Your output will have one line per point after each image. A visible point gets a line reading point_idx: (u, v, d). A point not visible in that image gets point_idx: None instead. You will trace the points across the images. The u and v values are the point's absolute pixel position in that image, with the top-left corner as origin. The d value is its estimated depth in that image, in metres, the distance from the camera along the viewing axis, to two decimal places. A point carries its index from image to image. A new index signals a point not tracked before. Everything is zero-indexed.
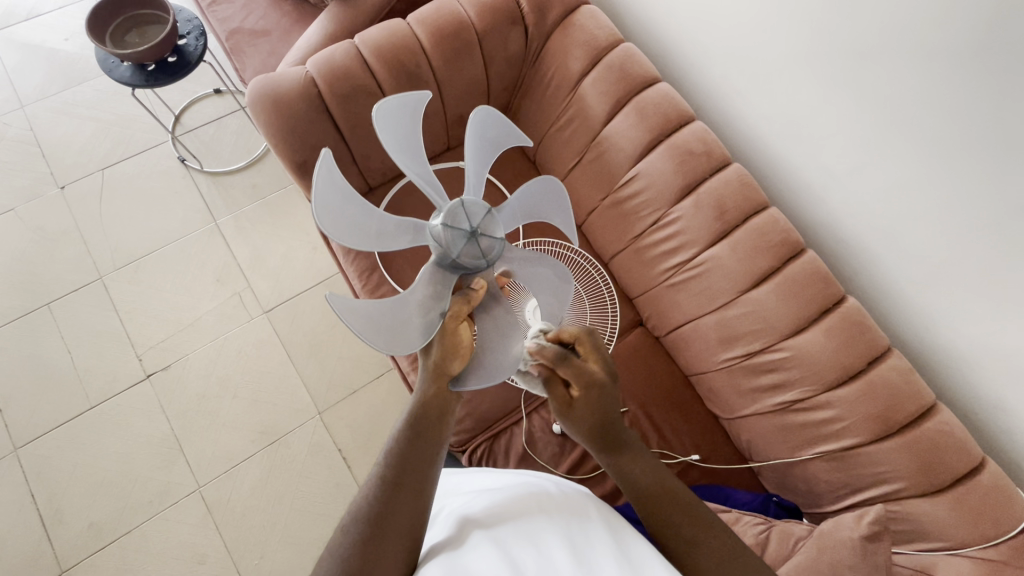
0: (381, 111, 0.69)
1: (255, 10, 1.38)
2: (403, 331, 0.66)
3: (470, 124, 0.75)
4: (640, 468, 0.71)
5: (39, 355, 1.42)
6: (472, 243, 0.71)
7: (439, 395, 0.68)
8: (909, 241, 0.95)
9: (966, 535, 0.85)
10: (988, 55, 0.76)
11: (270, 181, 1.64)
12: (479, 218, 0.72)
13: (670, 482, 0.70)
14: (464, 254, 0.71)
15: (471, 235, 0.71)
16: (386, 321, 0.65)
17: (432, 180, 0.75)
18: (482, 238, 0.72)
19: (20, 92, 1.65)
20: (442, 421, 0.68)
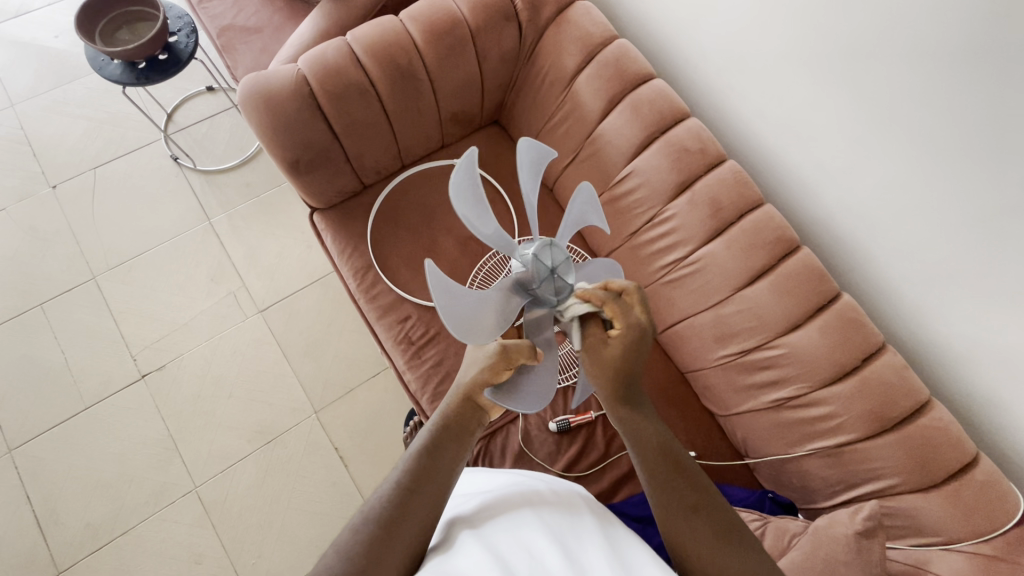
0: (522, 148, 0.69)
1: (247, 6, 1.37)
2: (479, 328, 0.67)
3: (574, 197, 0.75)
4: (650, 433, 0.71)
5: (32, 355, 1.41)
6: (558, 283, 0.72)
7: (462, 417, 0.72)
8: (904, 238, 0.95)
9: (959, 530, 0.86)
10: (979, 53, 0.76)
11: (263, 179, 1.63)
12: (560, 259, 0.73)
13: (675, 448, 0.71)
14: (542, 289, 0.72)
15: (553, 272, 0.72)
16: (467, 316, 0.66)
17: (536, 205, 0.73)
18: (562, 278, 0.73)
19: (10, 90, 1.63)
20: (467, 443, 0.71)
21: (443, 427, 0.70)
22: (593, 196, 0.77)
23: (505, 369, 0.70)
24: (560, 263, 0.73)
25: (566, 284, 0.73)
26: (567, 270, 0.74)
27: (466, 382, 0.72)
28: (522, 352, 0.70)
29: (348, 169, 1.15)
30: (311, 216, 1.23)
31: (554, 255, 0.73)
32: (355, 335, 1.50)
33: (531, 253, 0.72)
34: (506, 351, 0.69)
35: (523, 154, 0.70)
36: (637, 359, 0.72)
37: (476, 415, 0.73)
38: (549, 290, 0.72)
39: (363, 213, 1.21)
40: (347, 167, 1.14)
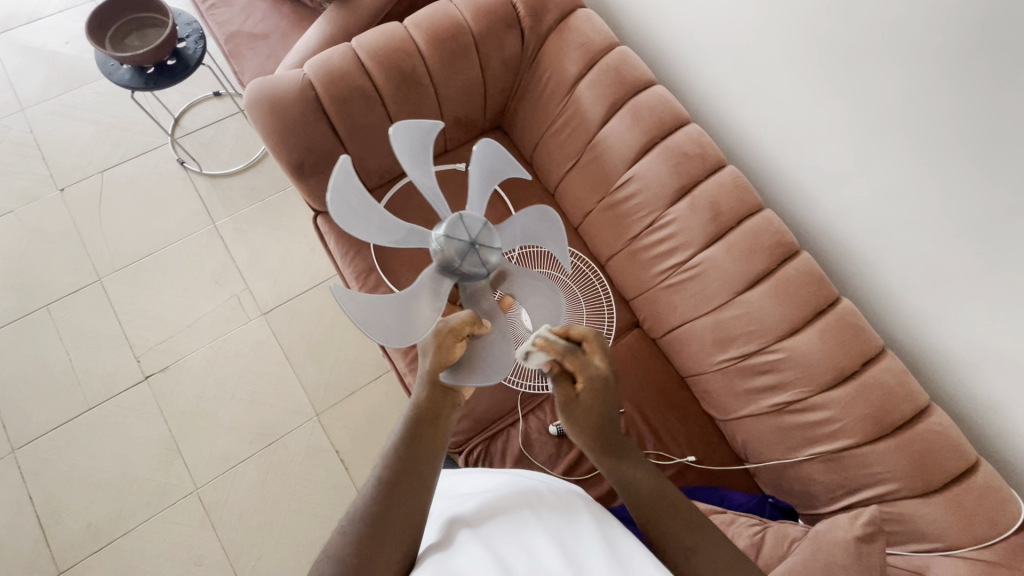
0: (396, 132, 0.70)
1: (255, 13, 1.39)
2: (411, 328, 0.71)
3: (474, 157, 0.77)
4: (639, 474, 0.72)
5: (37, 356, 1.42)
6: (480, 254, 0.72)
7: (432, 401, 0.72)
8: (903, 243, 0.96)
9: (960, 536, 0.85)
10: (972, 60, 0.78)
11: (268, 183, 1.64)
12: (477, 229, 0.73)
13: (667, 488, 0.71)
14: (465, 264, 0.72)
15: (473, 247, 0.72)
16: (394, 324, 0.69)
17: (436, 188, 0.76)
18: (483, 249, 0.72)
19: (21, 94, 1.66)
20: (442, 427, 0.72)
21: (416, 415, 0.71)
22: (498, 145, 0.78)
23: (456, 344, 0.71)
24: (479, 234, 0.73)
25: (487, 254, 0.73)
26: (487, 237, 0.73)
27: (427, 369, 0.71)
28: (466, 322, 0.71)
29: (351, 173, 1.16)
30: (315, 219, 1.24)
31: (466, 229, 0.72)
32: (357, 338, 1.51)
33: (442, 239, 0.72)
34: (450, 329, 0.70)
35: (399, 140, 0.71)
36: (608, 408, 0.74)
37: (447, 399, 0.73)
38: (471, 265, 0.72)
39: None
40: None
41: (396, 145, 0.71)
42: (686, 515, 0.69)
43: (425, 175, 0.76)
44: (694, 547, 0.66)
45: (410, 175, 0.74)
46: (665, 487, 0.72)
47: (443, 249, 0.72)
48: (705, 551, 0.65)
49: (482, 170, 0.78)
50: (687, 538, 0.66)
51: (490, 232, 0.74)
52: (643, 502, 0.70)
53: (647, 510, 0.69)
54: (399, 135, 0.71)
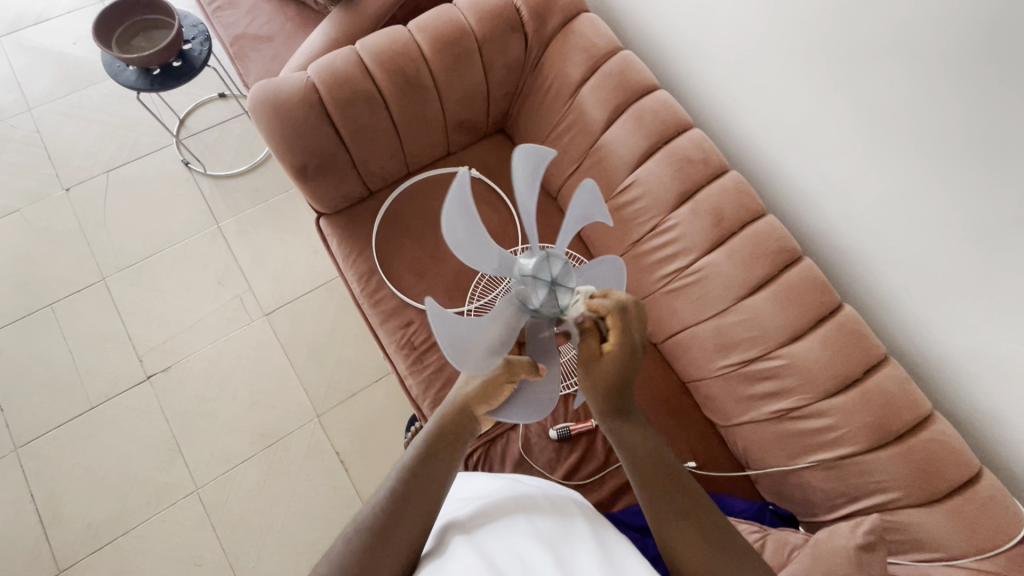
0: (521, 155, 0.63)
1: (260, 16, 1.40)
2: (477, 357, 0.62)
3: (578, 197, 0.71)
4: (642, 440, 0.71)
5: (41, 354, 1.43)
6: (553, 296, 0.67)
7: (455, 424, 0.72)
8: (906, 251, 0.95)
9: (961, 546, 0.85)
10: (980, 67, 0.77)
11: (271, 185, 1.65)
12: (562, 273, 0.68)
13: (665, 457, 0.71)
14: (543, 306, 0.67)
15: (551, 285, 0.67)
16: (468, 340, 0.61)
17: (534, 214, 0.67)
18: (558, 295, 0.67)
19: (28, 94, 1.67)
20: (460, 451, 0.72)
21: (438, 434, 0.71)
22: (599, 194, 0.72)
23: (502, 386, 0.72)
24: (564, 281, 0.68)
25: (560, 301, 0.67)
26: (566, 290, 0.68)
27: (466, 393, 0.73)
28: (524, 368, 0.69)
29: (354, 175, 1.17)
30: (318, 221, 1.24)
31: (554, 266, 0.68)
32: (359, 340, 1.51)
33: (536, 256, 0.68)
34: (509, 366, 0.69)
35: (519, 163, 0.63)
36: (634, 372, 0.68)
37: (468, 427, 0.73)
38: (535, 296, 0.68)
39: (369, 218, 1.23)
40: (353, 173, 1.16)
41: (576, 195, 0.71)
42: (682, 487, 0.69)
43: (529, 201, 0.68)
44: (687, 517, 0.67)
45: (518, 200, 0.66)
46: (663, 455, 0.71)
47: (533, 264, 0.68)
48: (697, 522, 0.67)
49: (598, 273, 0.79)
50: (682, 507, 0.67)
51: (573, 277, 0.69)
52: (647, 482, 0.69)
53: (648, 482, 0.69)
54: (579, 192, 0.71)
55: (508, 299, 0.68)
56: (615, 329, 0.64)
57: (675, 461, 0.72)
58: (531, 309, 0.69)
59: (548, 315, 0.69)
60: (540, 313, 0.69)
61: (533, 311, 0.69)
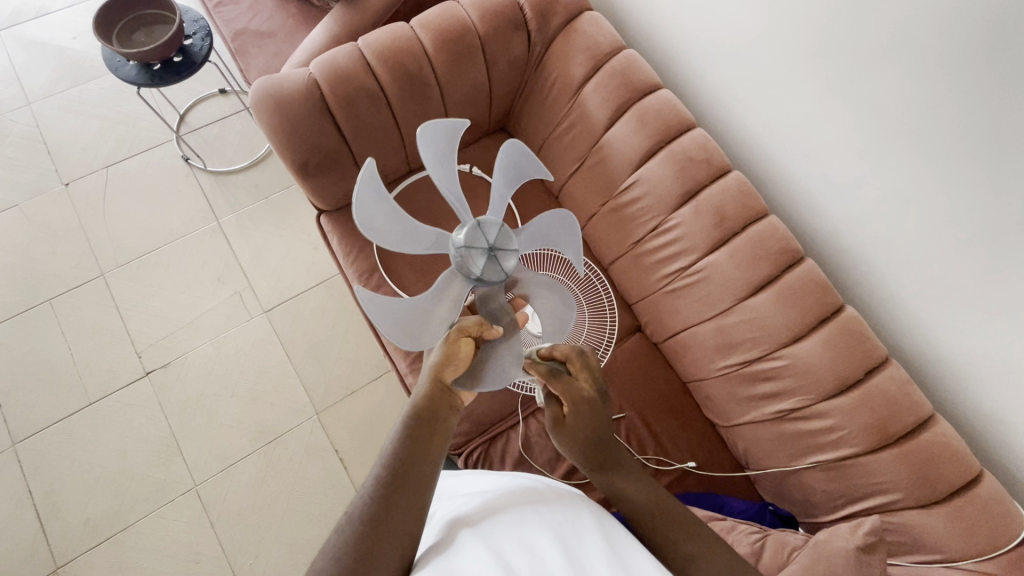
0: (422, 134, 0.74)
1: (261, 11, 1.39)
2: (419, 331, 0.74)
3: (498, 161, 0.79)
4: (633, 486, 0.75)
5: (39, 350, 1.43)
6: (493, 262, 0.72)
7: (432, 400, 0.71)
8: (908, 252, 0.95)
9: (962, 548, 0.85)
10: (985, 69, 0.77)
11: (271, 182, 1.64)
12: (495, 236, 0.73)
13: (660, 499, 0.74)
14: (485, 272, 0.72)
15: (488, 252, 0.72)
16: (405, 320, 0.74)
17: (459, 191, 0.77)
18: (495, 261, 0.73)
19: (27, 89, 1.66)
20: (442, 430, 0.71)
21: (415, 414, 0.70)
22: (526, 149, 0.81)
23: (460, 341, 0.74)
24: (500, 247, 0.73)
25: (500, 266, 0.73)
26: (504, 254, 0.73)
27: (433, 364, 0.73)
28: (475, 325, 0.74)
29: (355, 172, 1.16)
30: (318, 218, 1.24)
31: (489, 233, 0.73)
32: (358, 337, 1.51)
33: (467, 227, 0.73)
34: (461, 326, 0.74)
35: (424, 139, 0.75)
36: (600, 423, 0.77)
37: (447, 400, 0.73)
38: (477, 264, 0.72)
39: None
40: (354, 170, 1.16)
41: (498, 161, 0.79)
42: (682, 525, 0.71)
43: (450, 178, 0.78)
44: (691, 555, 0.67)
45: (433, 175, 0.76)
46: (657, 497, 0.74)
47: (466, 236, 0.73)
48: (703, 559, 0.67)
49: (545, 227, 0.83)
50: (685, 546, 0.68)
51: (512, 241, 0.75)
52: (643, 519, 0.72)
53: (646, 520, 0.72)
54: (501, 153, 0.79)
55: (452, 275, 0.76)
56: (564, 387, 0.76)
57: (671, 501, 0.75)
58: (474, 279, 0.74)
59: (494, 282, 0.74)
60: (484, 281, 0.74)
61: (476, 280, 0.75)
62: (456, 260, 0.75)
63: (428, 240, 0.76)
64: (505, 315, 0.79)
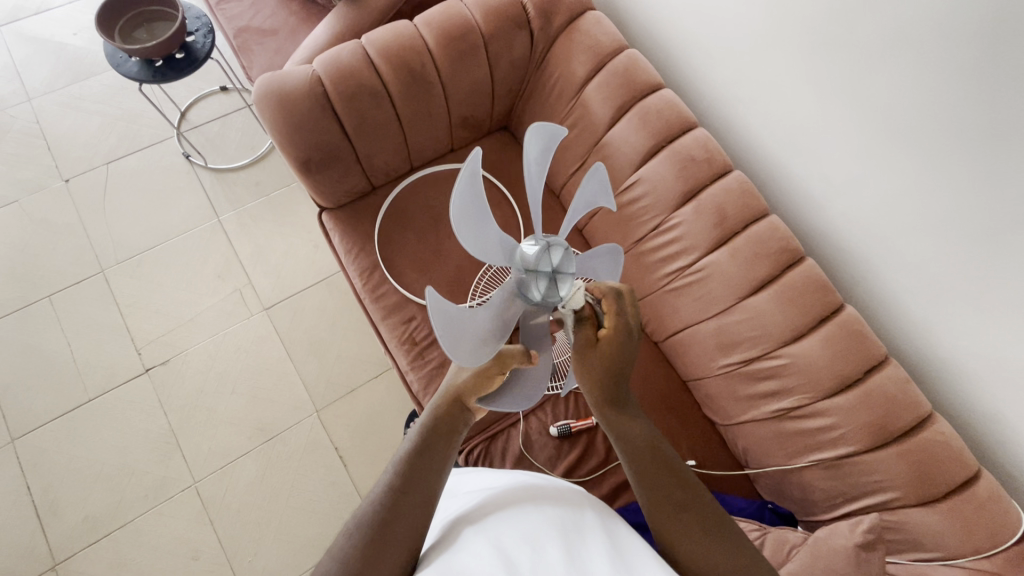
0: (530, 134, 0.63)
1: (264, 8, 1.40)
2: (476, 349, 0.61)
3: (586, 181, 0.71)
4: (636, 430, 0.70)
5: (39, 346, 1.42)
6: (554, 286, 0.68)
7: (449, 414, 0.72)
8: (907, 252, 0.96)
9: (960, 546, 0.86)
10: (985, 70, 0.78)
11: (272, 179, 1.65)
12: (561, 259, 0.69)
13: (662, 447, 0.70)
14: (544, 295, 0.69)
15: (554, 276, 0.68)
16: (466, 334, 0.60)
17: (539, 206, 0.69)
18: (559, 285, 0.69)
19: (28, 85, 1.66)
20: (453, 442, 0.71)
21: (432, 425, 0.71)
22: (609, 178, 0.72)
23: (496, 375, 0.73)
24: (566, 271, 0.69)
25: (561, 290, 0.69)
26: (567, 278, 0.69)
27: (455, 384, 0.74)
28: (517, 357, 0.72)
29: (357, 170, 1.16)
30: (320, 215, 1.24)
31: (556, 256, 0.68)
32: (359, 335, 1.51)
33: (538, 244, 0.68)
34: (500, 356, 0.72)
35: (529, 143, 0.64)
36: (625, 362, 0.70)
37: (463, 415, 0.73)
38: (536, 286, 0.69)
39: (371, 214, 1.23)
40: (357, 168, 1.16)
41: (598, 251, 0.77)
42: (677, 475, 0.68)
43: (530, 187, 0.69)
44: (683, 505, 0.66)
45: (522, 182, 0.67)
46: (659, 445, 0.70)
47: (535, 254, 0.68)
48: (693, 511, 0.65)
49: (601, 261, 0.79)
50: (677, 495, 0.66)
51: (574, 265, 0.70)
52: (639, 464, 0.68)
53: (650, 478, 0.67)
54: (602, 248, 0.77)
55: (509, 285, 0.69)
56: (610, 309, 0.69)
57: (670, 452, 0.71)
58: (531, 299, 0.70)
59: (548, 305, 0.70)
60: (540, 302, 0.70)
61: (532, 300, 0.70)
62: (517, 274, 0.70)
63: (493, 244, 0.66)
64: (544, 335, 0.76)
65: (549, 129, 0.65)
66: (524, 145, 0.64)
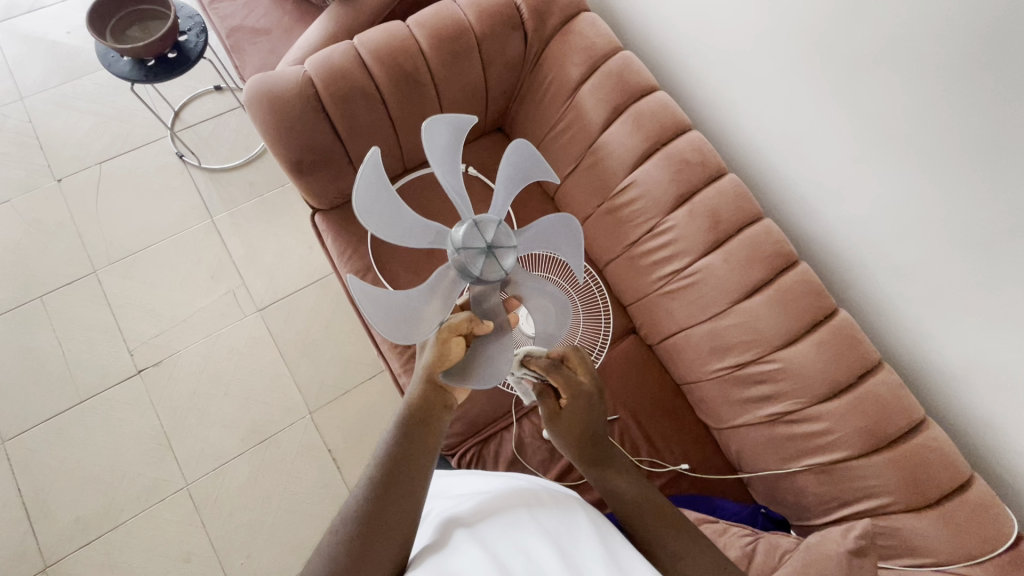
0: (429, 126, 0.67)
1: (257, 8, 1.39)
2: (415, 323, 0.67)
3: (504, 158, 0.74)
4: (625, 483, 0.75)
5: (31, 346, 1.41)
6: (493, 260, 0.68)
7: (425, 400, 0.70)
8: (901, 257, 0.95)
9: (953, 553, 0.85)
10: (979, 76, 0.77)
11: (266, 179, 1.64)
12: (493, 233, 0.68)
13: (654, 498, 0.74)
14: (486, 270, 0.67)
15: (487, 251, 0.67)
16: (400, 312, 0.66)
17: (462, 190, 0.71)
18: (495, 259, 0.68)
19: (21, 84, 1.65)
20: (436, 431, 0.70)
21: (408, 415, 0.69)
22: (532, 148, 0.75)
23: (452, 341, 0.69)
24: (500, 244, 0.68)
25: (500, 263, 0.68)
26: (504, 251, 0.68)
27: (423, 366, 0.70)
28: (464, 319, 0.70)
29: (350, 172, 1.16)
30: (313, 217, 1.23)
31: (486, 232, 0.68)
32: (352, 337, 1.50)
33: (465, 224, 0.68)
34: (448, 322, 0.69)
35: (432, 134, 0.67)
36: (595, 419, 0.76)
37: (441, 399, 0.71)
38: (475, 263, 0.67)
39: None
40: (349, 170, 1.15)
41: (542, 222, 0.77)
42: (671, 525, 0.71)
43: (454, 173, 0.71)
44: (679, 555, 0.68)
45: (438, 172, 0.69)
46: (649, 496, 0.74)
47: (464, 234, 0.68)
48: (690, 558, 0.67)
49: (547, 230, 0.78)
50: (672, 546, 0.69)
51: (511, 237, 0.70)
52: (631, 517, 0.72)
53: (634, 519, 0.72)
54: (544, 221, 0.77)
55: (448, 269, 0.70)
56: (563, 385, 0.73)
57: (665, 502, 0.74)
58: (473, 278, 0.68)
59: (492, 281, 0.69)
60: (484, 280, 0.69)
61: (474, 279, 0.69)
62: (452, 257, 0.69)
63: (422, 234, 0.70)
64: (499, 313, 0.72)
65: (450, 119, 0.69)
66: (424, 138, 0.67)
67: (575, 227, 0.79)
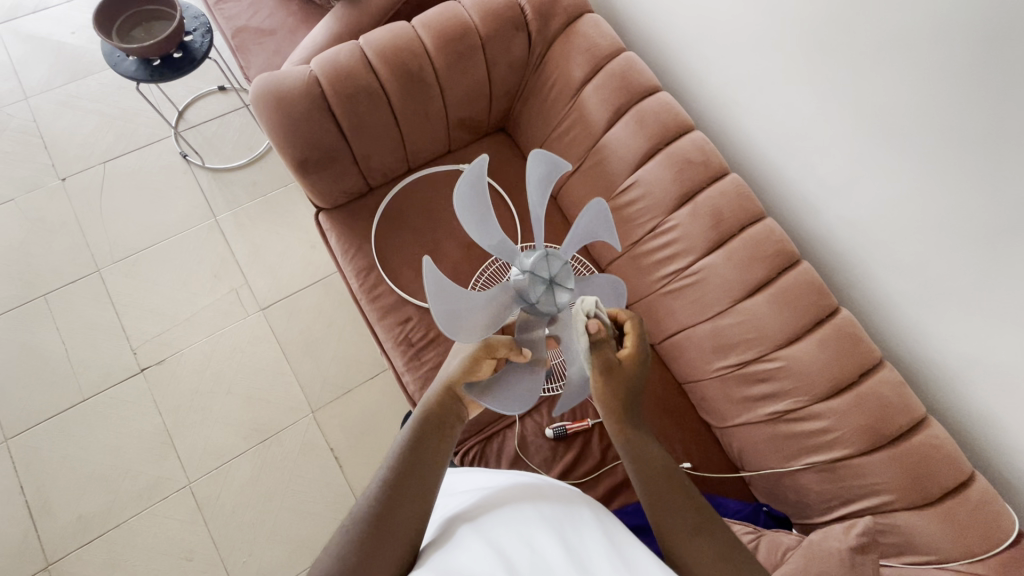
0: (536, 156, 0.71)
1: (262, 9, 1.40)
2: (468, 329, 0.69)
3: (585, 211, 0.76)
4: (654, 454, 0.73)
5: (34, 345, 1.42)
6: (551, 295, 0.73)
7: (441, 407, 0.73)
8: (902, 256, 0.96)
9: (954, 549, 0.86)
10: (979, 76, 0.78)
11: (270, 179, 1.64)
12: (559, 269, 0.74)
13: (676, 474, 0.72)
14: (541, 302, 0.73)
15: (550, 284, 0.73)
16: (456, 312, 0.67)
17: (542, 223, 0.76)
18: (555, 293, 0.73)
19: (25, 84, 1.66)
20: (449, 435, 0.72)
21: (424, 419, 0.72)
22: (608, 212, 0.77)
23: (485, 360, 0.75)
24: (560, 278, 0.74)
25: (557, 299, 0.74)
26: (565, 288, 0.75)
27: (449, 375, 0.76)
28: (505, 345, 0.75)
29: (355, 170, 1.17)
30: (317, 215, 1.24)
31: (554, 266, 0.73)
32: (355, 336, 1.51)
33: (537, 253, 0.73)
34: (489, 343, 0.75)
35: (535, 165, 0.71)
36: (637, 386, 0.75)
37: (455, 407, 0.74)
38: (535, 292, 0.73)
39: (368, 214, 1.23)
40: (354, 168, 1.16)
41: (598, 279, 0.83)
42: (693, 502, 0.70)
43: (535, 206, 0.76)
44: (699, 530, 0.67)
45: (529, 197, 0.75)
46: (673, 472, 0.72)
47: (535, 263, 0.73)
48: (710, 537, 0.67)
49: (599, 285, 0.83)
50: (694, 521, 0.68)
51: (572, 278, 0.76)
52: (656, 490, 0.70)
53: (658, 489, 0.70)
54: (600, 279, 0.83)
55: (507, 290, 0.74)
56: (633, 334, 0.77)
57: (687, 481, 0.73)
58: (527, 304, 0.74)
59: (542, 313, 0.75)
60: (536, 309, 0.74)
61: (529, 304, 0.74)
62: (515, 280, 0.74)
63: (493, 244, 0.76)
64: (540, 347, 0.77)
65: (556, 159, 0.72)
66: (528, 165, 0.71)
67: (622, 293, 0.85)
